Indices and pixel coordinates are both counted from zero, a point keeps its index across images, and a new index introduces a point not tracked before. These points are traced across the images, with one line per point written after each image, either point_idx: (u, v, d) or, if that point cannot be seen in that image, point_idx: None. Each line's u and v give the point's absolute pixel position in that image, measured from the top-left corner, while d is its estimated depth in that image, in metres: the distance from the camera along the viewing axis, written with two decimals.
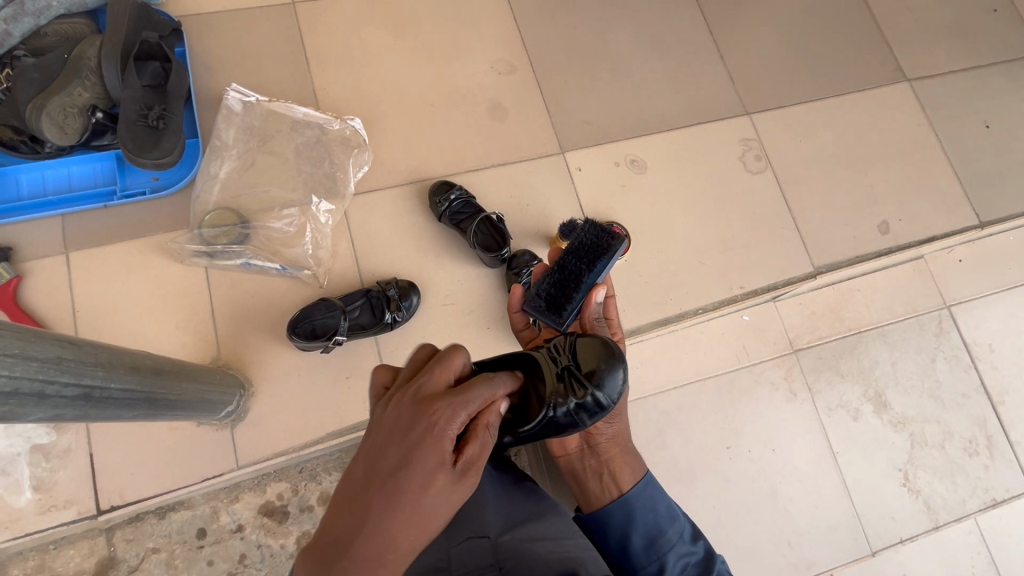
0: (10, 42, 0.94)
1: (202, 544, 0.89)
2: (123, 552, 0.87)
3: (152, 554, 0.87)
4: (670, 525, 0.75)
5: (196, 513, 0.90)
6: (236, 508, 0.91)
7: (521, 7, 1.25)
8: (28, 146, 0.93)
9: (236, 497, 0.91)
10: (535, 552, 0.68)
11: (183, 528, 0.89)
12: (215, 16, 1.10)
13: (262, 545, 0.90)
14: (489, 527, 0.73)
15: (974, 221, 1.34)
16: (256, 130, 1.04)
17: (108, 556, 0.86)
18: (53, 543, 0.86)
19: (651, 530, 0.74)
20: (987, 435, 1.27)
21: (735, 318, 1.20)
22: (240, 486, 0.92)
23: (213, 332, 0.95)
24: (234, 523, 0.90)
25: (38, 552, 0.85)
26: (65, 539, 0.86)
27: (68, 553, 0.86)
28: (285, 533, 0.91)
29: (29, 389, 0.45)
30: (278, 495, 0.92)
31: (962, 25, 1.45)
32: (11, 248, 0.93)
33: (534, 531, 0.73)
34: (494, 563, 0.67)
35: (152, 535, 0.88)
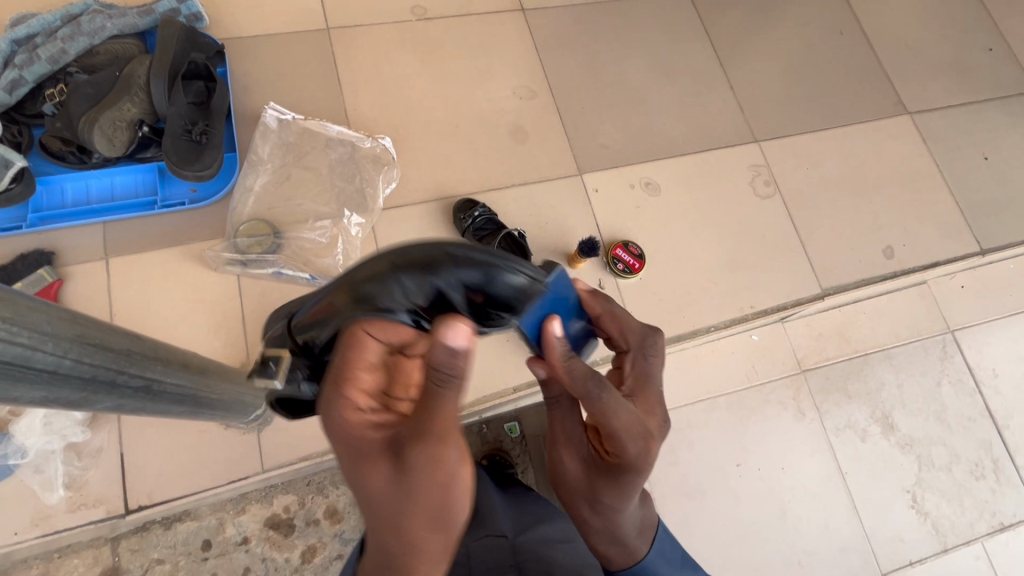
0: (64, 59, 1.00)
1: (207, 556, 0.90)
2: (127, 562, 0.88)
3: (156, 565, 0.88)
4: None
5: (202, 525, 0.91)
6: (241, 520, 0.93)
7: (542, 37, 1.31)
8: (75, 157, 0.97)
9: (242, 509, 0.93)
10: (555, 558, 0.69)
11: (188, 539, 0.90)
12: (255, 40, 1.16)
13: (264, 557, 0.92)
14: (505, 528, 0.76)
15: (976, 249, 1.39)
16: (291, 146, 1.09)
17: (111, 565, 0.87)
18: (57, 552, 0.86)
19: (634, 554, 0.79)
20: (993, 459, 1.29)
21: (745, 337, 1.23)
22: (247, 498, 0.93)
23: (244, 338, 0.98)
24: (239, 536, 0.92)
25: (42, 560, 0.86)
26: (69, 548, 0.87)
27: (72, 561, 0.86)
28: (290, 546, 0.93)
29: (104, 377, 0.48)
30: (284, 508, 0.94)
31: (960, 62, 1.52)
32: (55, 253, 0.97)
33: (550, 534, 0.75)
34: (513, 564, 0.68)
35: (157, 546, 0.89)
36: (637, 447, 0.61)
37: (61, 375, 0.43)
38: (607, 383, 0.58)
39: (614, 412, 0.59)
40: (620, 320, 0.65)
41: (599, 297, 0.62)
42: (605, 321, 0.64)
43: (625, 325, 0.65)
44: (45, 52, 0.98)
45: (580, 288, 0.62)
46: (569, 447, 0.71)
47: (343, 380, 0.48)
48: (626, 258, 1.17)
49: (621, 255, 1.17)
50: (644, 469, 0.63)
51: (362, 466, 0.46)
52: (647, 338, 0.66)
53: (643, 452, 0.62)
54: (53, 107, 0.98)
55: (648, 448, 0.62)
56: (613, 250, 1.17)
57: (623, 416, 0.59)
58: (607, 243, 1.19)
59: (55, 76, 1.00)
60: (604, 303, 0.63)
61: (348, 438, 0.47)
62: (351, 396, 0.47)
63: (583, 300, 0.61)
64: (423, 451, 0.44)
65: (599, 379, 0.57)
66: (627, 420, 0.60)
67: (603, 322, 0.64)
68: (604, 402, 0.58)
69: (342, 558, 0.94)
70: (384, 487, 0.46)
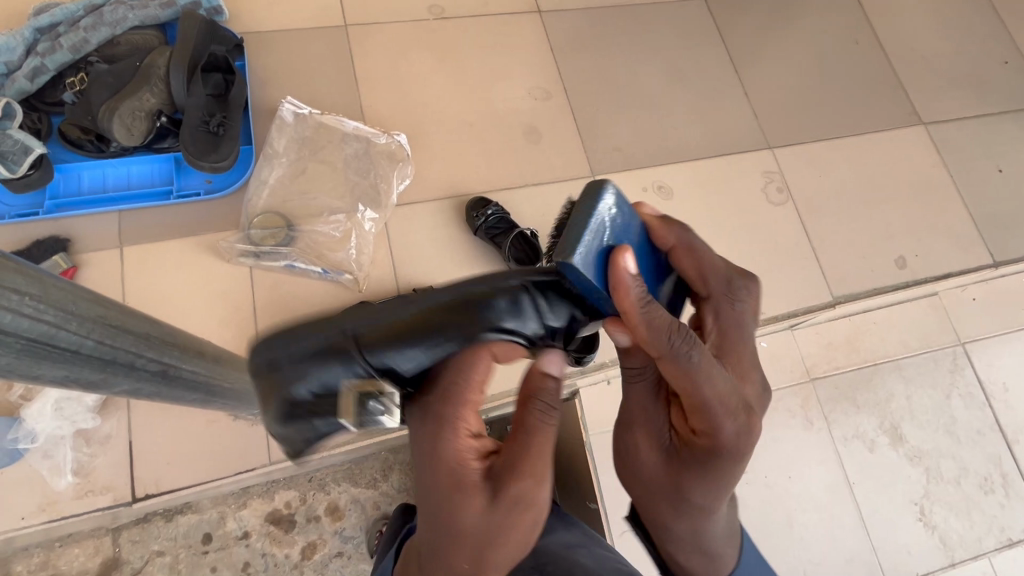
0: (86, 49, 1.01)
1: (207, 549, 0.91)
2: (128, 553, 0.89)
3: (156, 557, 0.90)
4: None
5: (203, 518, 0.92)
6: (242, 514, 0.93)
7: (558, 39, 1.32)
8: (93, 145, 0.98)
9: (243, 504, 0.93)
10: (577, 561, 0.68)
11: (189, 532, 0.91)
12: (273, 35, 1.17)
13: (265, 552, 0.92)
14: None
15: (989, 261, 1.38)
16: (307, 140, 1.10)
17: (112, 556, 0.89)
18: (59, 541, 0.88)
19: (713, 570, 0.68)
20: (1003, 474, 1.28)
21: (754, 344, 1.23)
22: (248, 492, 0.94)
23: (255, 331, 0.98)
24: (240, 530, 0.92)
25: (44, 548, 0.87)
26: (71, 537, 0.88)
27: (73, 551, 0.88)
28: (289, 542, 0.93)
29: (124, 360, 0.48)
30: (286, 504, 0.95)
31: (975, 74, 1.52)
32: (70, 240, 0.97)
33: (570, 539, 0.73)
34: (534, 567, 0.68)
35: (158, 538, 0.90)
36: (731, 425, 0.55)
37: (83, 355, 0.43)
38: (695, 341, 0.54)
39: (706, 371, 0.54)
40: (699, 259, 0.61)
41: (677, 228, 0.61)
42: (680, 256, 0.61)
43: (705, 265, 0.61)
44: (67, 41, 0.99)
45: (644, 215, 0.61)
46: (653, 434, 0.61)
47: (463, 400, 0.51)
48: None
49: None
50: (740, 451, 0.57)
51: (460, 492, 0.49)
52: (727, 280, 0.62)
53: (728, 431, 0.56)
54: (73, 95, 0.99)
55: (740, 421, 0.56)
56: None
57: (713, 377, 0.55)
58: None
59: (76, 65, 1.01)
60: (680, 237, 0.60)
61: (451, 460, 0.50)
62: (467, 419, 0.51)
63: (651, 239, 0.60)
64: (523, 486, 0.49)
65: (686, 335, 0.53)
66: (716, 386, 0.55)
67: (678, 259, 0.62)
68: (698, 360, 0.54)
69: (342, 556, 0.95)
70: (476, 512, 0.49)
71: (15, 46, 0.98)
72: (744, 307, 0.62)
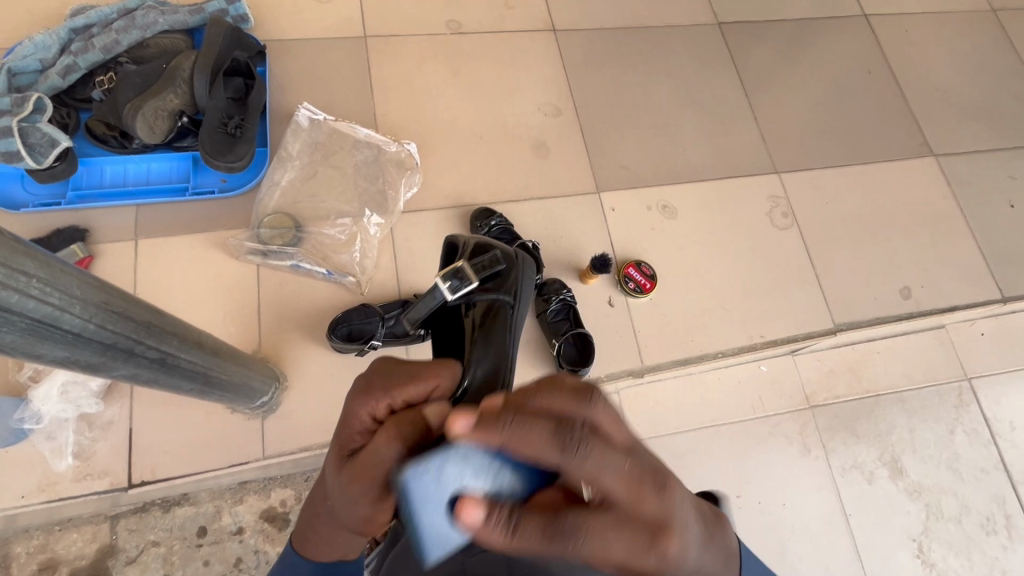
0: (116, 50, 1.05)
1: (201, 543, 0.91)
2: (124, 542, 0.89)
3: (152, 548, 0.90)
4: (767, 568, 0.54)
5: (199, 511, 0.92)
6: (238, 510, 0.93)
7: (570, 58, 1.35)
8: (117, 141, 1.03)
9: (240, 499, 0.94)
10: None
11: (185, 525, 0.91)
12: (295, 43, 1.22)
13: (258, 551, 0.92)
14: None
15: (997, 296, 1.36)
16: (320, 145, 1.13)
17: (109, 544, 0.89)
18: (59, 524, 0.89)
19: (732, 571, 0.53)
20: (1007, 515, 1.25)
21: (754, 367, 1.22)
22: (246, 488, 0.95)
23: (258, 326, 1.01)
24: (234, 526, 0.93)
25: (43, 531, 0.88)
26: (70, 522, 0.89)
27: (71, 535, 0.88)
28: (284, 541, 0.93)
29: (123, 345, 0.51)
30: (281, 502, 0.95)
31: (989, 108, 1.51)
32: (88, 230, 1.01)
33: None
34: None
35: (154, 528, 0.90)
36: (651, 555, 0.34)
37: (85, 337, 0.45)
38: (587, 433, 0.34)
39: (601, 536, 0.33)
40: (531, 438, 0.34)
41: (505, 404, 0.35)
42: (522, 446, 0.34)
43: (553, 401, 0.35)
44: (99, 41, 1.03)
45: (466, 429, 0.35)
46: (598, 542, 0.38)
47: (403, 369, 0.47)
48: (637, 277, 1.17)
49: (632, 274, 1.18)
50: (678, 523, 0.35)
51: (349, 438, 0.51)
52: (587, 442, 0.34)
53: (661, 544, 0.34)
54: (101, 93, 1.03)
55: (666, 534, 0.34)
56: (625, 268, 1.18)
57: (612, 474, 0.34)
58: (620, 261, 1.20)
59: (106, 65, 1.05)
60: (511, 422, 0.34)
61: (347, 427, 0.45)
62: (379, 401, 0.44)
63: (482, 445, 0.35)
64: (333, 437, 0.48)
65: (568, 431, 0.34)
66: (619, 476, 0.34)
67: (521, 454, 0.34)
68: (588, 462, 0.34)
69: None
70: (335, 485, 0.46)
71: (51, 45, 1.04)
72: (614, 423, 0.35)
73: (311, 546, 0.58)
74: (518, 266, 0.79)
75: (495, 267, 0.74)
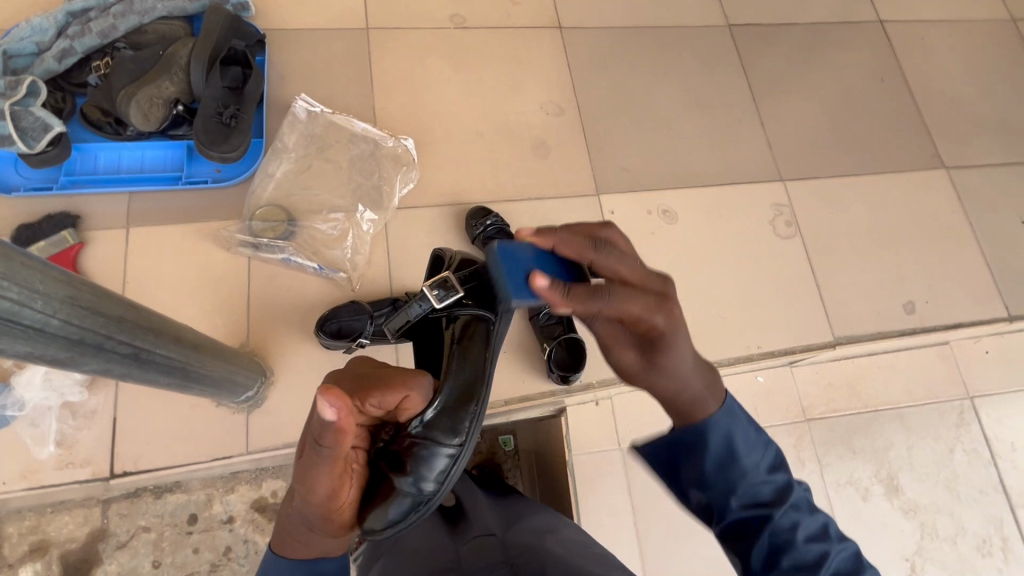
0: (113, 35, 1.04)
1: (191, 530, 0.93)
2: (115, 526, 0.91)
3: (142, 533, 0.91)
4: (749, 447, 0.52)
5: (190, 499, 0.94)
6: (229, 499, 0.95)
7: (575, 56, 1.32)
8: (112, 128, 1.02)
9: (231, 488, 0.95)
10: (547, 547, 0.64)
11: (175, 512, 0.93)
12: (296, 33, 1.20)
13: (247, 541, 0.94)
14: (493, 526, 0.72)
15: (1004, 315, 1.33)
16: (316, 137, 1.11)
17: (100, 527, 0.90)
18: (50, 507, 0.90)
19: (722, 455, 0.51)
20: (1003, 537, 1.22)
21: (750, 378, 1.20)
22: (236, 478, 0.96)
23: (246, 320, 1.00)
24: (225, 515, 0.94)
25: (36, 512, 0.89)
26: (62, 505, 0.90)
27: (63, 518, 0.90)
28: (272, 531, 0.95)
29: (92, 340, 0.49)
30: (271, 492, 0.96)
31: (1004, 121, 1.47)
32: (79, 216, 1.00)
33: (536, 526, 0.70)
34: (504, 560, 0.64)
35: (145, 514, 0.92)
36: (661, 316, 0.53)
37: (48, 333, 0.44)
38: (611, 241, 0.57)
39: (624, 301, 0.53)
40: (572, 241, 0.57)
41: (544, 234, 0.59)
42: (562, 249, 0.58)
43: (579, 229, 0.58)
44: (96, 26, 1.02)
45: (527, 239, 0.60)
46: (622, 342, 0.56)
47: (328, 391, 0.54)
48: None
49: None
50: (682, 327, 0.54)
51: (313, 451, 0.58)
52: (600, 242, 0.57)
53: (666, 309, 0.53)
54: (97, 79, 1.02)
55: (669, 300, 0.54)
56: None
57: (628, 268, 0.55)
58: None
59: (103, 49, 1.04)
60: (557, 236, 0.58)
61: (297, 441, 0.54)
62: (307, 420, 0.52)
63: (534, 245, 0.60)
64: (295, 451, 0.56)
65: (597, 243, 0.57)
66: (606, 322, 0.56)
67: (563, 251, 0.58)
68: (608, 259, 0.56)
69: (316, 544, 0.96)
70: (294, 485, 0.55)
71: (48, 28, 1.02)
72: (624, 247, 0.57)
73: (280, 540, 0.62)
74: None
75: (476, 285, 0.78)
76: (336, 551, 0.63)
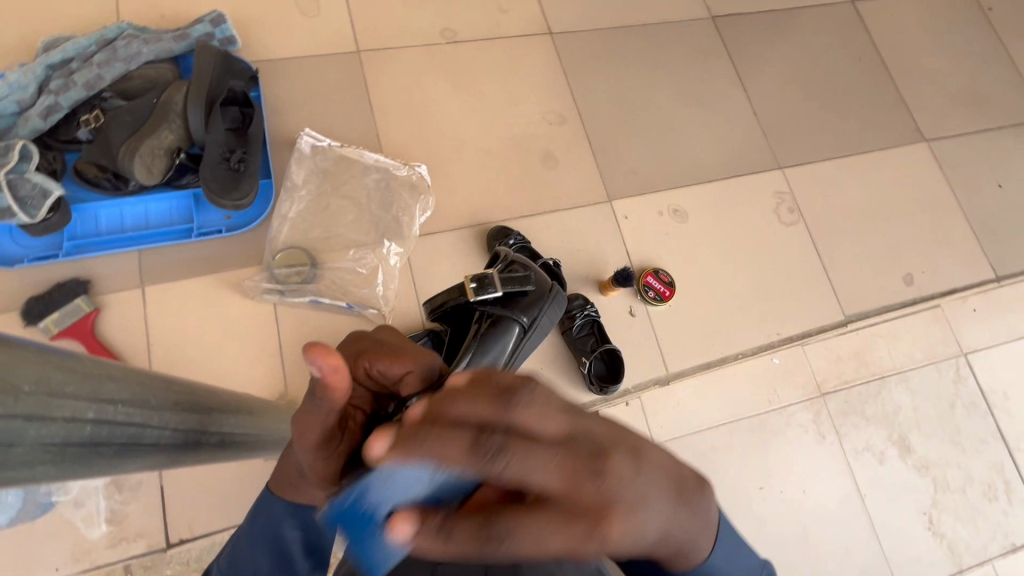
0: (100, 85, 0.99)
1: None
2: None
3: None
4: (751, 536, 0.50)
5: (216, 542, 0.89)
6: None
7: (569, 62, 1.32)
8: (110, 183, 0.96)
9: None
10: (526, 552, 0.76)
11: (200, 556, 0.88)
12: (286, 63, 1.16)
13: None
14: None
15: (990, 275, 1.42)
16: (326, 173, 1.08)
17: None
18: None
19: (724, 528, 0.50)
20: (1006, 481, 1.32)
21: (768, 362, 1.24)
22: None
23: (282, 368, 0.98)
24: None
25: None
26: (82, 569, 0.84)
27: None
28: None
29: (191, 440, 0.48)
30: None
31: (974, 90, 1.55)
32: (90, 281, 0.95)
33: None
34: None
35: (169, 563, 0.87)
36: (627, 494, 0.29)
37: (162, 444, 0.43)
38: (518, 400, 0.28)
39: (534, 464, 0.27)
40: (439, 446, 0.27)
41: (424, 412, 0.28)
42: (440, 458, 0.27)
43: (466, 409, 0.28)
44: (80, 78, 0.97)
45: (383, 453, 0.28)
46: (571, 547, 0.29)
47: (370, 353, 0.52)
48: (656, 285, 1.18)
49: (651, 282, 1.18)
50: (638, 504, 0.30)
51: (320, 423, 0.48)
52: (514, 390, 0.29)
53: (610, 497, 0.29)
54: (88, 133, 0.97)
55: (604, 493, 0.28)
56: (643, 277, 1.18)
57: (540, 479, 0.27)
58: (638, 270, 1.20)
59: (91, 101, 0.99)
60: (425, 435, 0.27)
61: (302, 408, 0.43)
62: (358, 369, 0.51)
63: (403, 479, 0.27)
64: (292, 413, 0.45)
65: (483, 442, 0.27)
66: (553, 476, 0.28)
67: (445, 463, 0.27)
68: (509, 472, 0.27)
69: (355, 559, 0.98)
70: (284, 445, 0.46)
71: (27, 84, 0.96)
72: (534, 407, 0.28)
73: (277, 481, 0.60)
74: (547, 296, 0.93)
75: (527, 285, 0.90)
76: (318, 506, 0.60)
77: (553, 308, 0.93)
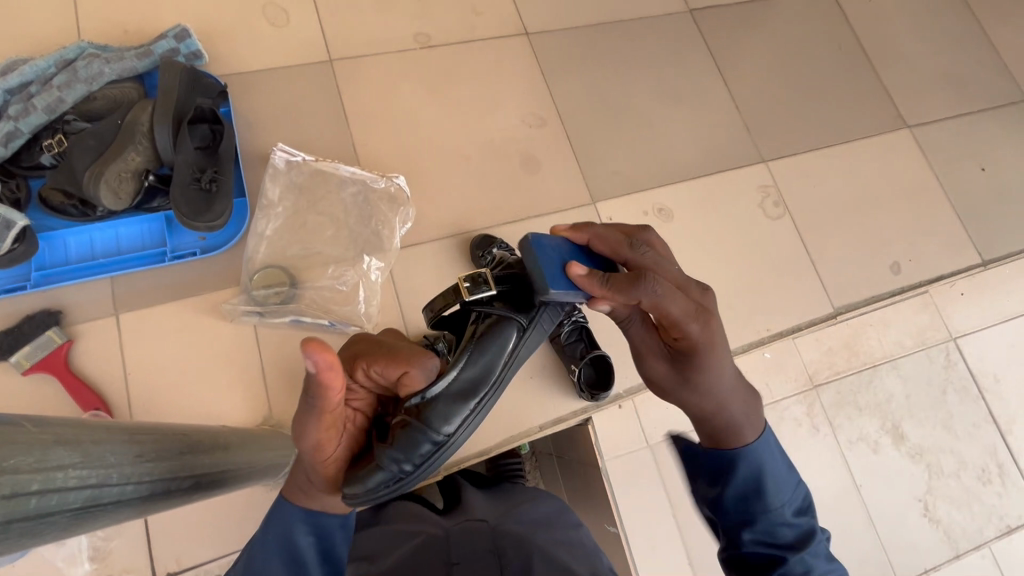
0: (62, 108, 0.96)
1: None
2: None
3: None
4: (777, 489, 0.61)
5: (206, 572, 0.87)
6: None
7: (547, 62, 1.30)
8: (77, 209, 0.92)
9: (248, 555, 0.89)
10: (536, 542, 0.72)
11: None
12: (256, 76, 1.13)
13: None
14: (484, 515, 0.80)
15: (977, 260, 1.42)
16: (302, 188, 1.05)
17: None
18: None
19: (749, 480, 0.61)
20: (999, 464, 1.33)
21: (759, 356, 1.24)
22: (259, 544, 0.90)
23: (265, 392, 0.96)
24: None
25: None
26: None
27: None
28: None
29: (160, 490, 0.46)
30: None
31: (954, 74, 1.55)
32: (62, 311, 0.93)
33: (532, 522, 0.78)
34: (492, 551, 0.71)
35: None
36: (698, 326, 0.62)
37: (125, 501, 0.41)
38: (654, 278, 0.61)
39: (667, 298, 0.61)
40: (609, 238, 0.68)
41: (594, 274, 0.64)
42: (599, 245, 0.69)
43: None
44: (41, 101, 0.94)
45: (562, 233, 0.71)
46: (655, 354, 0.68)
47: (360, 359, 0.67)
48: None
49: None
50: (716, 342, 0.63)
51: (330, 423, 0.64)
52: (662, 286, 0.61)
53: (707, 327, 0.63)
54: (52, 158, 0.93)
55: (705, 347, 0.63)
56: None
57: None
58: None
59: (53, 125, 0.95)
60: (593, 234, 0.69)
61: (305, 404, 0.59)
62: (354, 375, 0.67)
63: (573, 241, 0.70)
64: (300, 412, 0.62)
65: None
66: (679, 306, 0.61)
67: (597, 247, 0.69)
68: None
69: None
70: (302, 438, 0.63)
71: None
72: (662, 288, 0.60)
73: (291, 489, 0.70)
74: (562, 289, 0.71)
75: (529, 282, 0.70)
76: (332, 510, 0.70)
77: (568, 291, 0.73)
